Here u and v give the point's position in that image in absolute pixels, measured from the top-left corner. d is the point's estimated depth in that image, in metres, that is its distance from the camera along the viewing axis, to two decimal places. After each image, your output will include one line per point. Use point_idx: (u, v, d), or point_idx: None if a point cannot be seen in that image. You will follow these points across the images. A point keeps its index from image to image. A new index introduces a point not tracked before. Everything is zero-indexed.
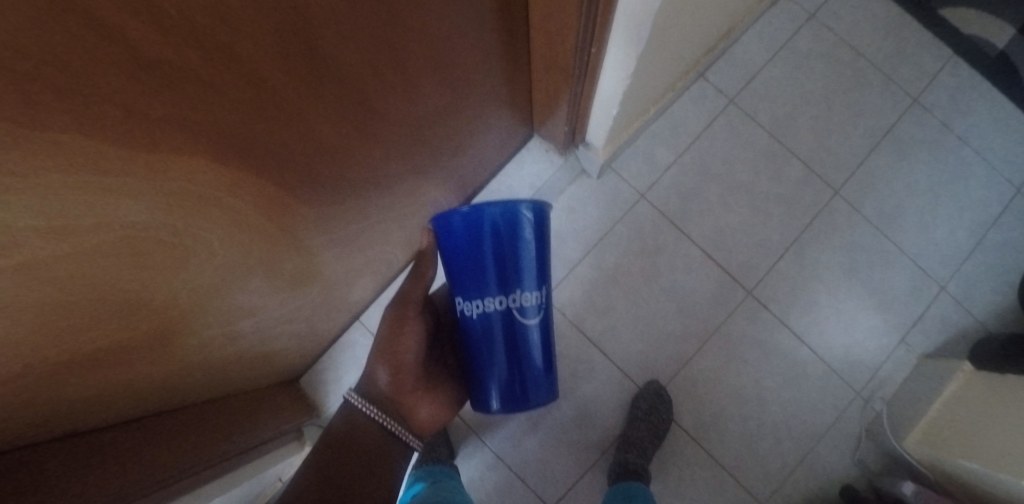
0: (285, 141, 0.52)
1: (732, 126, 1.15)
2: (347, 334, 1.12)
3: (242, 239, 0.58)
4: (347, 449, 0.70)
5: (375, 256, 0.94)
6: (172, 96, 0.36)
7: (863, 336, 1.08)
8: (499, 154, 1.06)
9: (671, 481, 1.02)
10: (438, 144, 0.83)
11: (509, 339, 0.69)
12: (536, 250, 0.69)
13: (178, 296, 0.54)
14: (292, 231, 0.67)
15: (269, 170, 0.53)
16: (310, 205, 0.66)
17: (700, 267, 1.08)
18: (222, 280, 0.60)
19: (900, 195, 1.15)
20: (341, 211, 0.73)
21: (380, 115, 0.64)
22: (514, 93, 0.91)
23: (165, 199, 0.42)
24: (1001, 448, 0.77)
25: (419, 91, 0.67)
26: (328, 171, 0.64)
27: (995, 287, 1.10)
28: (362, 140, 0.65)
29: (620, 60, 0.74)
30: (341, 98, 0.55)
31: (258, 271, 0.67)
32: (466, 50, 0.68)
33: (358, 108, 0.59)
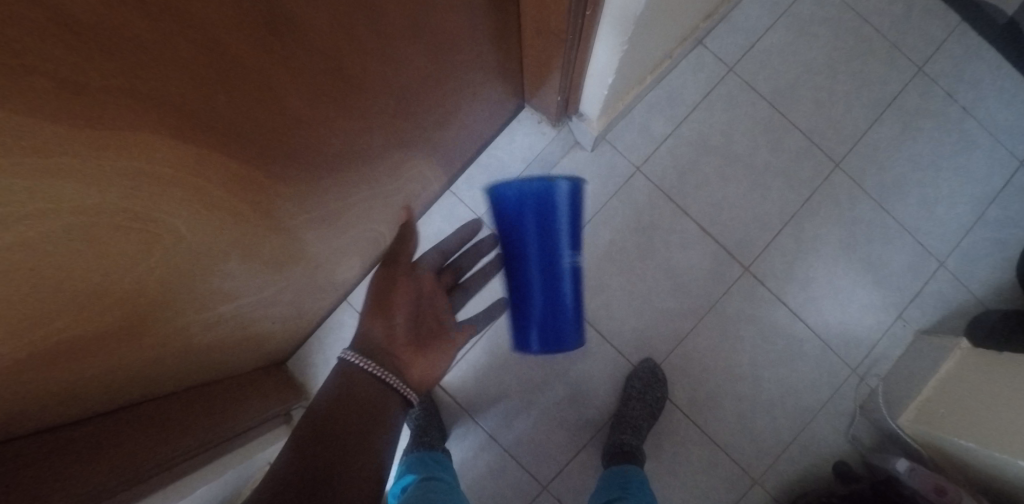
0: (251, 114, 0.47)
1: (732, 96, 1.10)
2: (335, 315, 1.09)
3: (214, 222, 0.54)
4: (348, 407, 0.66)
5: (360, 234, 0.90)
6: (116, 66, 0.31)
7: (860, 313, 1.07)
8: (488, 126, 1.00)
9: (665, 458, 1.02)
10: (421, 115, 0.78)
11: (544, 300, 0.68)
12: (571, 215, 0.63)
13: (146, 282, 0.50)
14: (268, 210, 0.62)
15: (238, 146, 0.49)
16: (286, 183, 0.61)
17: (697, 243, 1.06)
18: (194, 266, 0.56)
19: (902, 168, 1.11)
20: (321, 188, 0.69)
21: (358, 84, 0.59)
22: (502, 61, 0.85)
23: (124, 181, 0.38)
24: (1001, 429, 0.77)
25: (399, 57, 0.62)
26: (305, 145, 0.59)
27: (994, 263, 1.09)
28: (341, 110, 0.60)
29: (617, 25, 0.68)
30: (313, 66, 0.50)
31: (234, 253, 0.63)
32: (449, 11, 0.63)
33: (335, 75, 0.55)
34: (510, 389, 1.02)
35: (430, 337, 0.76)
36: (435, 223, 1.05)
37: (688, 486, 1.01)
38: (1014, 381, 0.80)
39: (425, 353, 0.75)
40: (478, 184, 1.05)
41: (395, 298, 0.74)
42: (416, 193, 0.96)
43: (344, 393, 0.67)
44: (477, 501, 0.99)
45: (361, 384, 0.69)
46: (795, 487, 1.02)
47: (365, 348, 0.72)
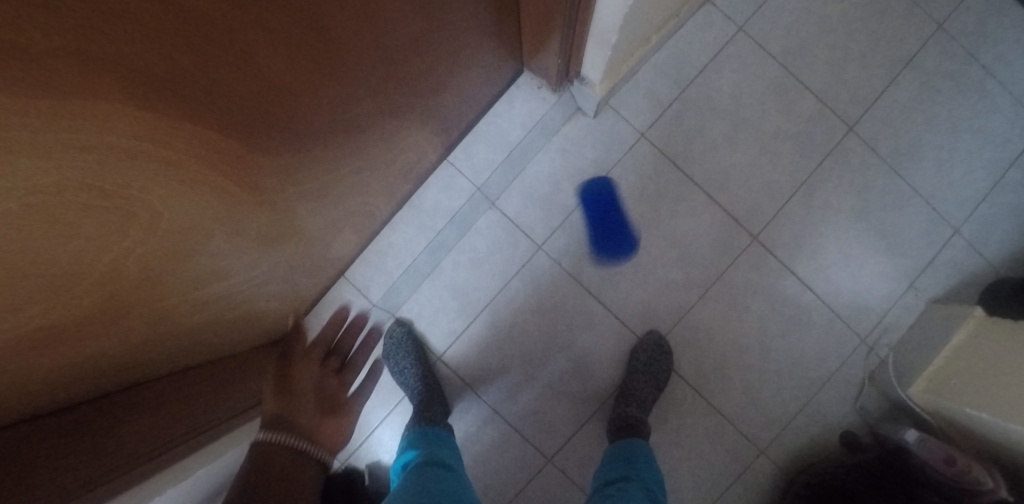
0: (221, 79, 0.44)
1: (741, 57, 1.05)
2: (335, 291, 1.03)
3: (192, 194, 0.51)
4: (263, 476, 0.52)
5: (354, 208, 0.87)
6: (62, 26, 0.28)
7: (870, 282, 1.04)
8: (485, 93, 0.96)
9: (671, 429, 1.01)
10: (411, 80, 0.73)
11: None
12: None
13: (124, 263, 0.47)
14: (249, 182, 0.59)
15: (210, 115, 0.45)
16: (266, 154, 0.58)
17: (703, 211, 1.02)
18: (175, 244, 0.54)
19: (919, 131, 1.06)
20: (306, 159, 0.65)
21: (340, 43, 0.55)
22: (498, 22, 0.80)
23: (83, 152, 0.35)
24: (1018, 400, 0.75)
25: (385, 16, 0.57)
26: (285, 111, 0.55)
27: (1010, 229, 1.05)
28: (321, 72, 0.56)
29: None
30: (288, 25, 0.46)
31: (219, 228, 0.60)
32: None
33: (314, 30, 0.50)
34: (512, 362, 1.01)
35: (335, 407, 0.70)
36: (433, 195, 1.01)
37: (693, 457, 1.00)
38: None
39: (333, 417, 0.68)
40: (477, 154, 1.01)
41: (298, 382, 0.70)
42: (411, 164, 0.92)
43: (259, 466, 0.53)
44: (482, 474, 0.99)
45: (275, 449, 0.56)
46: (801, 456, 1.01)
47: (271, 419, 0.61)
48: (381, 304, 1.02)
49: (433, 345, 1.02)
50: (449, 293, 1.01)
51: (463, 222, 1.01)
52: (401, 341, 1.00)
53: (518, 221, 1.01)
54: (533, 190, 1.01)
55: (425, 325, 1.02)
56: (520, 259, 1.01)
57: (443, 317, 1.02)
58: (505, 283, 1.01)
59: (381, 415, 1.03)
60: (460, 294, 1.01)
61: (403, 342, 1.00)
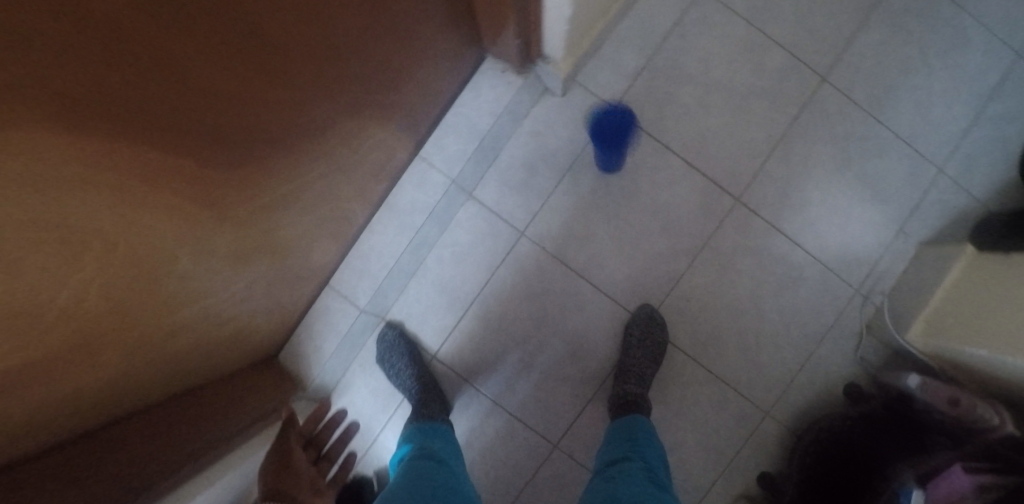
0: (172, 101, 0.42)
1: (705, 17, 1.02)
2: (320, 301, 1.01)
3: (146, 220, 0.48)
4: None
5: (326, 214, 0.85)
6: (20, 70, 0.27)
7: (859, 231, 1.03)
8: (448, 83, 0.94)
9: (674, 401, 1.00)
10: (366, 77, 0.70)
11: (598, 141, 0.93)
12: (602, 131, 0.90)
13: (88, 294, 0.45)
14: (209, 200, 0.57)
15: (162, 139, 0.44)
16: (222, 171, 0.56)
17: (683, 179, 1.01)
18: (138, 271, 0.52)
19: (893, 73, 1.05)
20: (264, 171, 0.63)
21: (284, 45, 0.52)
22: (451, 7, 0.78)
23: (30, 192, 0.32)
24: (1015, 333, 0.74)
25: (328, 15, 0.56)
26: (235, 121, 0.52)
27: (994, 162, 1.04)
28: (269, 77, 0.53)
29: None
30: (233, 36, 0.45)
31: (184, 249, 0.58)
32: None
33: (255, 33, 0.47)
34: (507, 352, 1.00)
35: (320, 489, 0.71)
36: (408, 193, 1.00)
37: (699, 426, 1.00)
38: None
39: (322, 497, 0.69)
40: (448, 146, 0.99)
41: (296, 457, 0.71)
42: (381, 164, 0.90)
43: None
44: (490, 467, 0.99)
45: None
46: (806, 414, 1.01)
47: (275, 491, 0.62)
48: (369, 308, 1.01)
49: (426, 344, 1.01)
50: (437, 290, 1.00)
51: (442, 218, 1.00)
52: (394, 344, 0.99)
53: (497, 210, 0.99)
54: (509, 177, 1.00)
55: (416, 325, 1.01)
56: (504, 248, 1.00)
57: (433, 315, 1.01)
58: (492, 273, 1.00)
59: (383, 420, 1.02)
60: (448, 290, 1.00)
61: (396, 344, 0.99)
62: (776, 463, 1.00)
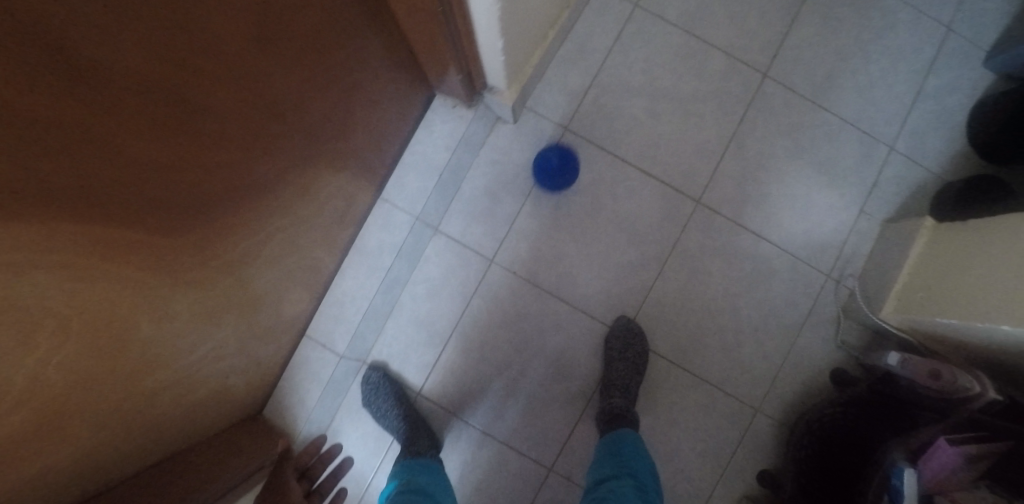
0: (112, 182, 0.44)
1: (643, 31, 1.06)
2: (300, 352, 1.01)
3: (97, 295, 0.48)
4: None
5: (293, 266, 0.86)
6: None
7: (821, 218, 1.04)
8: (401, 124, 0.96)
9: (663, 409, 1.00)
10: (313, 129, 0.73)
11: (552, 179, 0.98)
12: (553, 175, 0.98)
13: (44, 378, 0.46)
14: (164, 268, 0.58)
15: (107, 218, 0.45)
16: (173, 238, 0.57)
17: (642, 188, 1.02)
18: (98, 344, 0.52)
19: (832, 62, 1.08)
20: (218, 232, 0.64)
21: (223, 110, 0.54)
22: (389, 51, 0.81)
23: None
24: (981, 300, 0.75)
25: (262, 78, 0.58)
26: (180, 186, 0.53)
27: (942, 134, 1.07)
28: (211, 142, 0.55)
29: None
30: (168, 114, 0.47)
31: (145, 319, 0.59)
32: (300, 16, 0.59)
33: (192, 102, 0.49)
34: (491, 380, 1.00)
35: None
36: (375, 235, 1.01)
37: (691, 432, 1.00)
38: (985, 253, 0.79)
39: None
40: (409, 185, 1.02)
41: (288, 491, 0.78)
42: (343, 210, 0.92)
43: None
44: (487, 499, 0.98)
45: None
46: (797, 405, 1.00)
47: None
48: (349, 353, 1.01)
49: (410, 382, 1.01)
50: (414, 327, 1.01)
51: (411, 255, 1.01)
52: (378, 386, 0.98)
53: (465, 241, 1.01)
54: (472, 207, 1.01)
55: (398, 364, 1.01)
56: (475, 277, 1.01)
57: (413, 352, 1.01)
58: (467, 304, 1.00)
59: (375, 465, 1.01)
60: (425, 325, 1.01)
61: (380, 386, 0.98)
62: (773, 458, 0.99)
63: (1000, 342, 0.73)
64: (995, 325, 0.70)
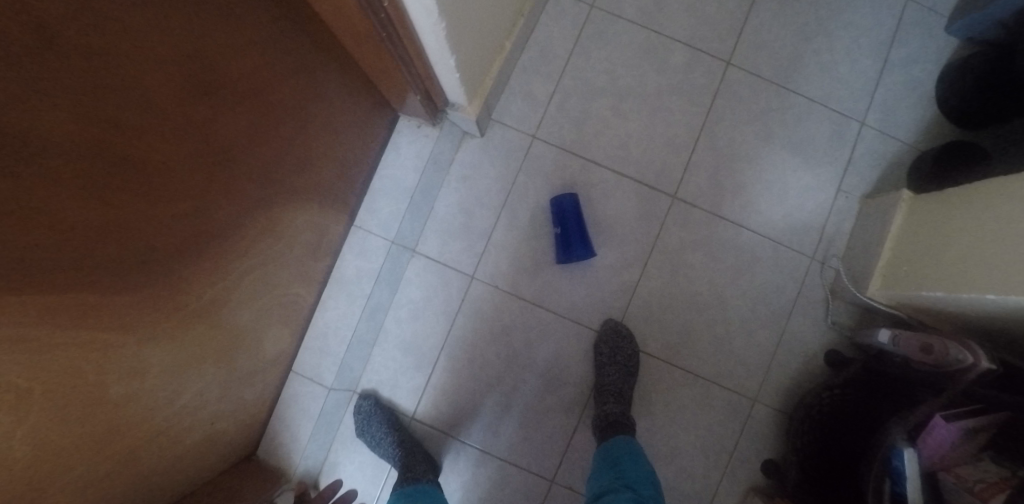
0: (60, 252, 0.43)
1: (602, 31, 1.05)
2: (289, 388, 1.00)
3: (60, 362, 0.47)
4: None
5: (268, 304, 0.85)
6: None
7: (800, 200, 1.04)
8: (366, 149, 0.95)
9: (659, 409, 0.99)
10: (271, 167, 0.71)
11: (574, 221, 0.96)
12: (575, 221, 0.96)
13: (13, 454, 0.44)
14: (130, 326, 0.57)
15: (61, 289, 0.44)
16: (134, 296, 0.56)
17: (617, 189, 1.02)
18: (67, 411, 0.50)
19: (794, 44, 1.08)
20: (183, 282, 0.63)
21: (166, 161, 0.52)
22: (343, 78, 0.80)
23: None
24: (965, 271, 0.74)
25: (209, 126, 0.57)
26: (129, 241, 0.52)
27: (913, 104, 1.06)
28: (162, 194, 0.53)
29: (427, 23, 0.64)
30: (114, 176, 0.46)
31: (119, 378, 0.57)
32: (239, 58, 0.58)
33: (131, 158, 0.47)
34: (483, 396, 0.99)
35: None
36: (352, 262, 1.00)
37: (691, 429, 0.99)
38: (968, 221, 0.77)
39: None
40: (381, 210, 1.01)
41: None
42: (315, 242, 0.91)
43: None
44: None
45: None
46: (794, 391, 0.99)
47: None
48: (338, 384, 1.00)
49: (403, 407, 1.00)
50: (401, 352, 1.00)
51: (391, 279, 1.00)
52: (371, 414, 0.97)
53: (444, 259, 1.00)
54: (448, 225, 1.01)
55: (389, 390, 1.00)
56: (457, 295, 1.00)
57: (403, 377, 1.00)
58: (452, 323, 0.99)
59: (376, 494, 1.00)
60: (412, 349, 1.00)
61: (372, 415, 0.97)
62: (775, 447, 0.98)
63: (991, 310, 0.71)
64: (983, 293, 0.69)
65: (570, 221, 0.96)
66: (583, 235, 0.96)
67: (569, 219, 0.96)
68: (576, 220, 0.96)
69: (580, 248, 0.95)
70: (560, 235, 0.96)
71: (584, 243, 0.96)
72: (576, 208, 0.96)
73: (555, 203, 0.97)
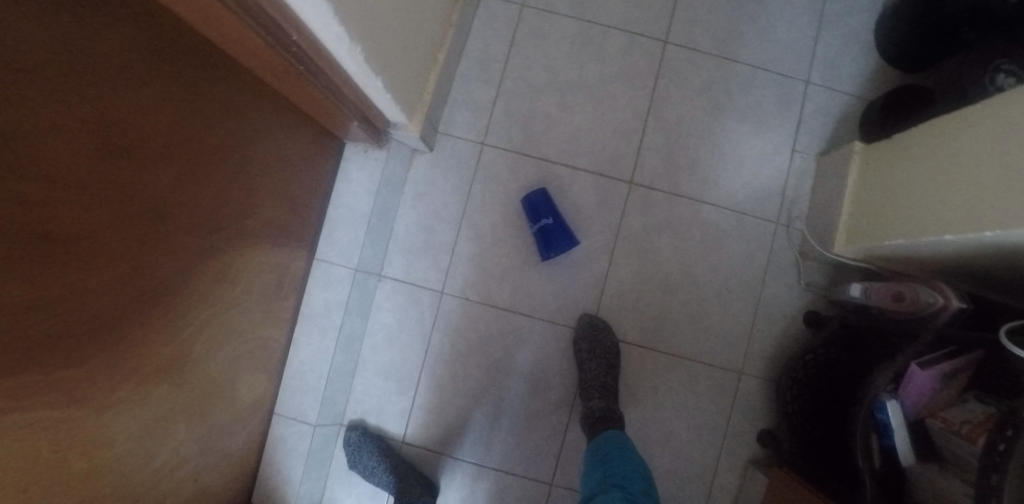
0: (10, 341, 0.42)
1: (536, 29, 1.05)
2: (274, 431, 0.99)
3: (19, 450, 0.46)
4: None
5: (237, 350, 0.84)
6: None
7: (756, 168, 1.03)
8: (314, 182, 0.95)
9: (647, 397, 0.99)
10: (213, 214, 0.70)
11: (553, 215, 0.95)
12: (555, 216, 0.95)
13: None
14: (94, 397, 0.56)
15: (15, 376, 0.43)
16: (93, 367, 0.55)
17: (573, 183, 1.01)
18: (38, 496, 0.49)
19: (728, 13, 1.07)
20: (142, 345, 0.62)
21: (98, 227, 0.50)
22: (275, 113, 0.78)
23: None
24: (923, 214, 0.73)
25: (145, 185, 0.56)
26: (73, 314, 0.50)
27: (854, 56, 1.07)
28: (104, 262, 0.52)
29: (348, 54, 0.64)
30: (52, 254, 0.45)
31: (87, 453, 0.56)
32: (169, 114, 0.57)
33: (58, 232, 0.45)
34: (471, 408, 0.98)
35: None
36: (319, 296, 1.00)
37: (682, 412, 0.98)
38: (920, 165, 0.77)
39: None
40: (341, 239, 1.00)
41: None
42: (277, 281, 0.91)
43: None
44: None
45: None
46: (778, 358, 0.99)
47: None
48: (322, 420, 0.99)
49: (392, 432, 0.99)
50: (383, 377, 1.00)
51: (361, 307, 0.99)
52: (360, 445, 0.96)
53: (411, 279, 1.00)
54: (410, 245, 1.01)
55: (376, 417, 1.00)
56: (430, 313, 1.00)
57: (387, 402, 1.00)
58: (429, 341, 0.99)
59: None
60: (393, 373, 1.00)
61: (362, 445, 0.96)
62: (768, 415, 0.98)
63: (953, 250, 0.71)
64: (943, 233, 0.68)
65: (548, 216, 0.95)
66: (563, 226, 0.96)
67: (547, 214, 0.95)
68: (554, 214, 0.95)
69: (561, 240, 0.95)
70: (539, 231, 0.95)
71: (564, 234, 0.95)
72: (548, 201, 0.95)
73: (527, 202, 0.96)
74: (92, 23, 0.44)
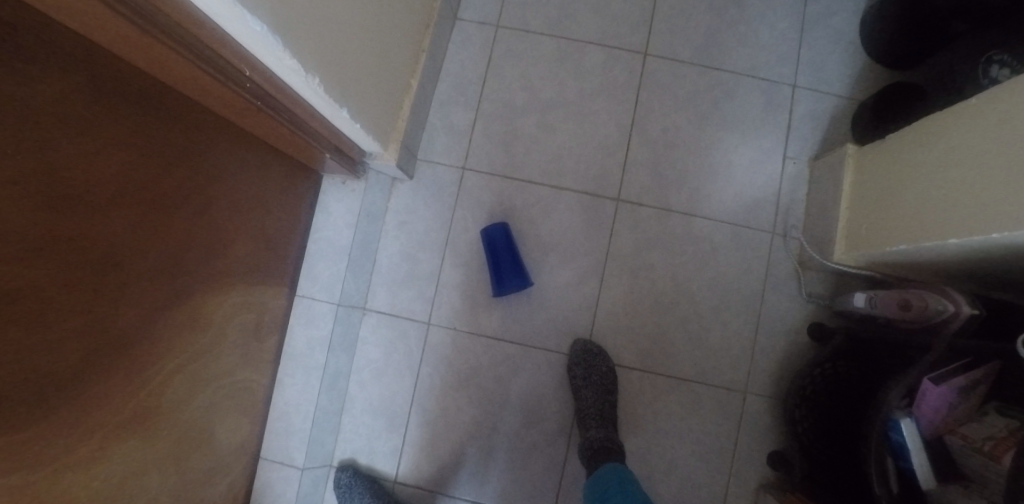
0: None
1: (512, 49, 1.03)
2: (260, 477, 0.95)
3: None
4: None
5: (215, 395, 0.81)
6: None
7: (747, 177, 1.00)
8: (290, 217, 0.93)
9: (648, 422, 0.94)
10: (177, 258, 0.67)
11: (507, 254, 0.94)
12: (509, 255, 0.94)
13: None
14: (62, 459, 0.53)
15: None
16: (61, 427, 0.52)
17: (558, 203, 0.98)
18: None
19: (707, 22, 1.05)
20: (111, 400, 0.59)
21: (54, 282, 0.48)
22: (240, 150, 0.76)
23: None
24: (923, 216, 0.69)
25: (100, 236, 0.53)
26: (36, 374, 0.47)
27: (841, 57, 1.04)
28: (63, 319, 0.50)
29: (307, 87, 0.61)
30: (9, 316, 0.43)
31: None
32: (121, 160, 0.55)
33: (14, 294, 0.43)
34: (465, 443, 0.94)
35: None
36: (302, 334, 0.97)
37: (686, 436, 0.93)
38: (916, 165, 0.73)
39: None
40: (322, 274, 0.98)
41: None
42: (255, 322, 0.88)
43: None
44: None
45: None
46: (783, 374, 0.94)
47: None
48: (310, 463, 0.95)
49: (383, 472, 0.95)
50: (371, 415, 0.96)
51: (347, 343, 0.97)
52: (351, 486, 0.92)
53: (395, 310, 0.98)
54: (395, 275, 0.99)
55: (366, 456, 0.96)
56: (417, 346, 0.97)
57: (377, 441, 0.96)
58: (417, 375, 0.96)
59: None
60: (381, 409, 0.96)
61: (352, 486, 0.92)
62: (777, 434, 0.93)
63: (959, 253, 0.67)
64: (947, 235, 0.64)
65: (502, 253, 0.94)
66: (517, 265, 0.94)
67: (501, 253, 0.94)
68: (509, 253, 0.94)
69: (513, 278, 0.93)
70: (494, 268, 0.94)
71: (516, 273, 0.94)
72: (507, 237, 0.95)
73: (486, 236, 0.95)
74: (27, 75, 0.42)
